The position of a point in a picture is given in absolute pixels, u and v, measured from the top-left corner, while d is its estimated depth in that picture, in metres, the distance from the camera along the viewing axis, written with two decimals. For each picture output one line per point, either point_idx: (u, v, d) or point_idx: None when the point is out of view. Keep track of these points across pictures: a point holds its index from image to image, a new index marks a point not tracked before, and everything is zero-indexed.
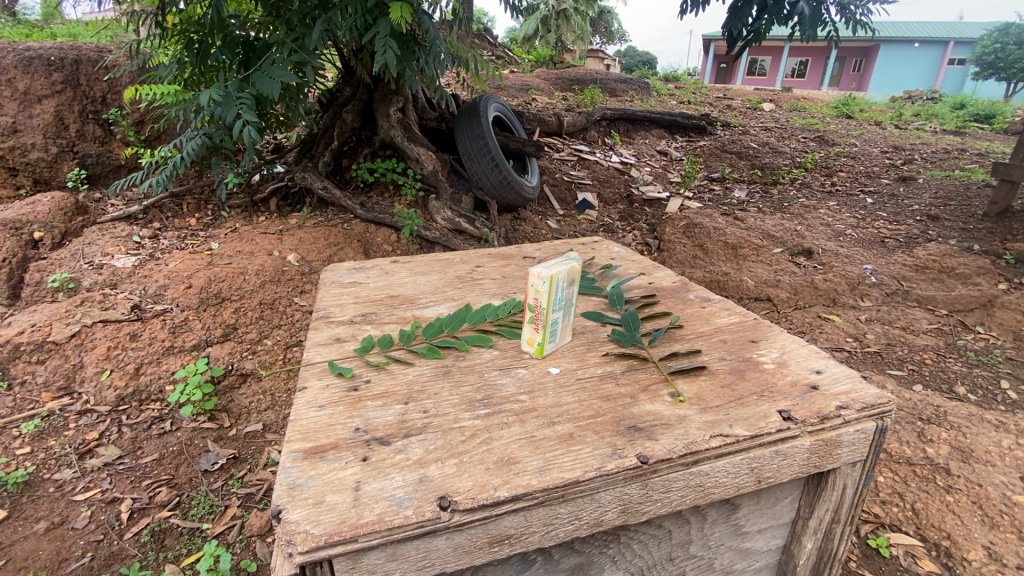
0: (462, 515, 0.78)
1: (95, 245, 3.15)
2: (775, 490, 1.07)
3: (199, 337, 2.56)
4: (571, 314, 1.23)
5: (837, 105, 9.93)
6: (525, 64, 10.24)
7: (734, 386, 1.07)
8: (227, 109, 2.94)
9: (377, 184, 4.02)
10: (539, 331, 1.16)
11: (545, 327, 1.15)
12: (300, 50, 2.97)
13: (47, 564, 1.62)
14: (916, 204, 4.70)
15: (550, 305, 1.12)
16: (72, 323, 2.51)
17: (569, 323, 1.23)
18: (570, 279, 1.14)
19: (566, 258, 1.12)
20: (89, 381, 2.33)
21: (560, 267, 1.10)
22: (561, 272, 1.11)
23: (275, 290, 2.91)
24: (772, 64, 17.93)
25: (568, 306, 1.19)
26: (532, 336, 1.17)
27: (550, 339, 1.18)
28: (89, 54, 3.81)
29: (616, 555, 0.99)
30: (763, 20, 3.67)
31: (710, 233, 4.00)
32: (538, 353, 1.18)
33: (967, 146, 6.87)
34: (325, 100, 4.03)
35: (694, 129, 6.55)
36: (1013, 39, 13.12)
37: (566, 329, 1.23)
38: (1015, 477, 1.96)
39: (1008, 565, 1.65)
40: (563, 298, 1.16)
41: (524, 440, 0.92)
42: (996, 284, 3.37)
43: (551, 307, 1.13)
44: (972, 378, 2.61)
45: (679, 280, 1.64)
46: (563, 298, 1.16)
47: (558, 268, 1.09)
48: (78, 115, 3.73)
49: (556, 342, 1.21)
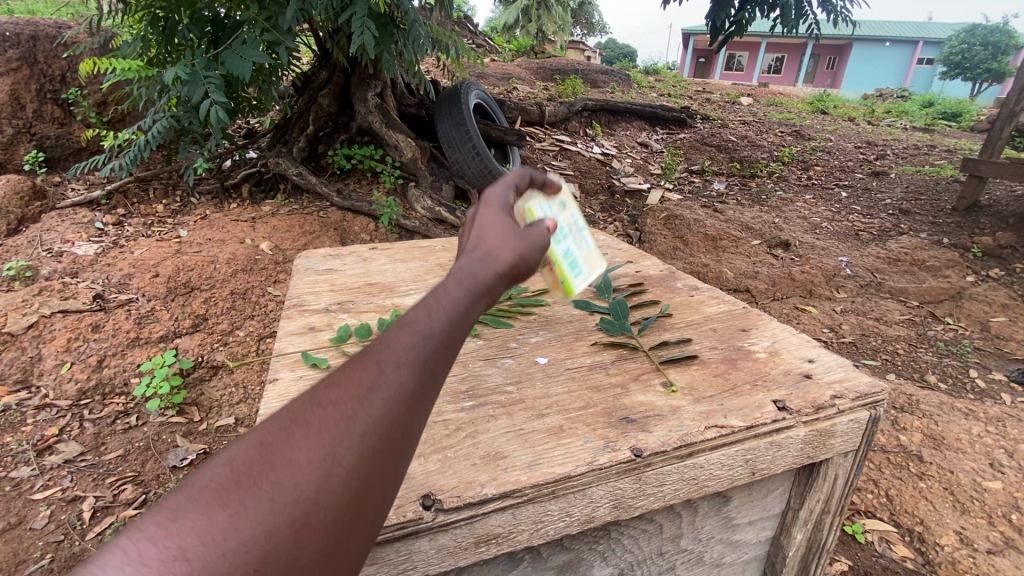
0: (447, 514, 0.73)
1: (54, 232, 2.99)
2: (766, 482, 1.05)
3: (166, 328, 2.44)
4: (586, 239, 1.06)
5: (812, 101, 10.09)
6: (506, 53, 10.11)
7: (726, 375, 1.04)
8: (194, 89, 2.82)
9: (354, 171, 3.89)
10: (555, 267, 0.99)
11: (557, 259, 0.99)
12: (274, 30, 2.84)
13: (2, 566, 1.53)
14: (888, 198, 4.78)
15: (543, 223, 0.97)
16: (29, 313, 2.37)
17: (590, 250, 1.05)
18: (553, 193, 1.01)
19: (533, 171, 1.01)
20: (48, 374, 2.19)
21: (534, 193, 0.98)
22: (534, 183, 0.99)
23: (247, 280, 2.80)
24: (749, 60, 18.13)
25: (572, 227, 1.03)
26: (554, 280, 1.01)
27: (575, 272, 1.00)
28: (47, 30, 3.60)
29: (606, 551, 0.95)
30: (745, 11, 3.64)
31: (691, 224, 4.00)
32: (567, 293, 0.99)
33: (935, 142, 7.05)
34: (300, 84, 3.89)
35: (674, 121, 6.55)
36: (979, 39, 13.54)
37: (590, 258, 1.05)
38: (984, 464, 2.00)
39: (979, 549, 1.68)
40: (559, 215, 1.01)
41: (511, 434, 0.87)
42: (965, 277, 3.46)
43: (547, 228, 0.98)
44: (943, 368, 2.67)
45: (667, 268, 1.61)
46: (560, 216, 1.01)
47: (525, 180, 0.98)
48: (35, 95, 3.52)
49: (588, 275, 1.01)
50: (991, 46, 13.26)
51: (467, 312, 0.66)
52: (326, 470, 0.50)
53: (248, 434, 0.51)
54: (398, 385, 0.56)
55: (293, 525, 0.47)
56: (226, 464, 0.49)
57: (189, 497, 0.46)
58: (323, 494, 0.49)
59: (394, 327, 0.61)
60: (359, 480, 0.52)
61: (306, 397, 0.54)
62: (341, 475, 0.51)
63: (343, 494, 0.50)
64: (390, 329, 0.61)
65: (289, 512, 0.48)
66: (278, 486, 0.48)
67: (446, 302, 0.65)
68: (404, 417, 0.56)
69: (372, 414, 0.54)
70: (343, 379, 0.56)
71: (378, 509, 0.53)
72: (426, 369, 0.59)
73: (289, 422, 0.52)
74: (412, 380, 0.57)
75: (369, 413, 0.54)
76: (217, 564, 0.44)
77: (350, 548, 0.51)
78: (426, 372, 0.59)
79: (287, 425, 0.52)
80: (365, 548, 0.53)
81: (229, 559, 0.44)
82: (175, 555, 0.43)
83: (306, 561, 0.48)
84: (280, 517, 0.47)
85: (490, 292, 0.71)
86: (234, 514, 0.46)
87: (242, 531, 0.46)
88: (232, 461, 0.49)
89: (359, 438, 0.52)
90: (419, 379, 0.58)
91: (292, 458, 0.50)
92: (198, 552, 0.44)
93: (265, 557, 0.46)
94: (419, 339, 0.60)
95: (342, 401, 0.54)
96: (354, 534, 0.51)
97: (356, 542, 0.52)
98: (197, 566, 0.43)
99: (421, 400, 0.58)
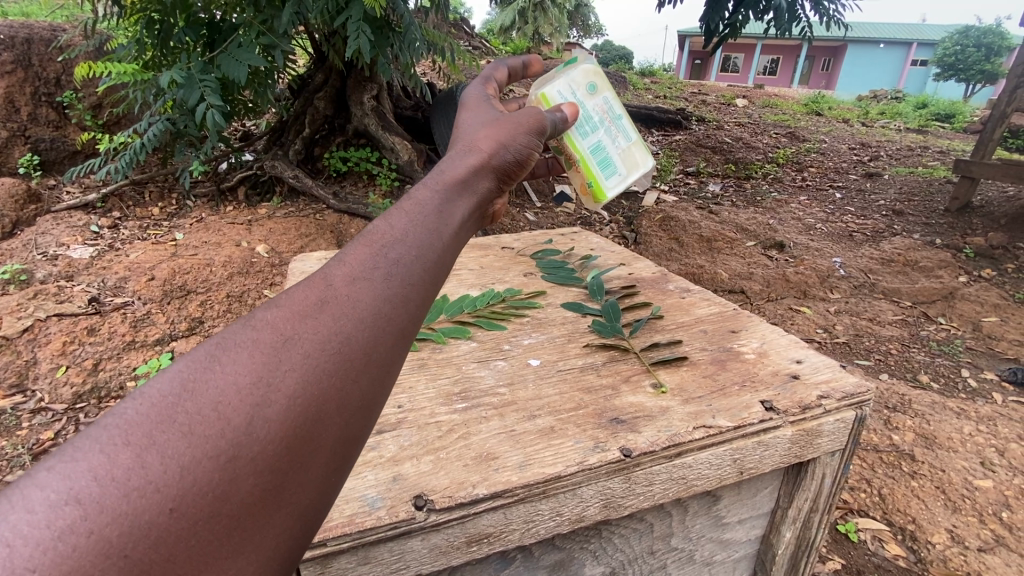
0: (438, 514, 0.74)
1: (50, 236, 3.00)
2: (754, 481, 1.06)
3: (162, 331, 2.45)
4: (623, 131, 1.28)
5: (807, 102, 10.15)
6: (502, 55, 10.14)
7: (715, 376, 1.05)
8: (190, 93, 2.83)
9: (351, 174, 3.90)
10: (586, 170, 1.26)
11: (588, 164, 1.25)
12: (270, 33, 2.85)
13: None
14: (882, 199, 4.81)
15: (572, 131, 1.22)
16: (24, 316, 2.37)
17: (625, 143, 1.28)
18: (584, 91, 1.24)
19: (564, 68, 1.23)
20: (43, 378, 2.18)
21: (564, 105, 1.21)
22: (562, 85, 1.23)
23: (243, 283, 2.80)
24: (745, 62, 18.21)
25: (606, 123, 1.26)
26: (584, 183, 1.28)
27: (606, 172, 1.27)
28: (41, 33, 3.60)
29: (597, 551, 0.96)
30: (739, 14, 3.67)
31: (686, 226, 4.02)
32: (601, 195, 1.27)
33: (929, 143, 7.10)
34: (296, 87, 3.91)
35: (669, 123, 6.58)
36: (972, 41, 13.66)
37: (624, 154, 1.29)
38: (975, 462, 2.03)
39: (969, 547, 1.70)
40: (589, 115, 1.24)
41: (503, 435, 0.88)
42: (957, 277, 3.49)
43: (575, 133, 1.23)
44: (935, 367, 2.69)
45: (659, 270, 1.63)
46: (591, 116, 1.24)
47: (554, 84, 1.23)
48: (30, 98, 3.52)
49: (612, 178, 1.27)
50: (984, 47, 13.39)
51: (437, 219, 0.64)
52: (259, 397, 0.46)
53: (170, 366, 0.47)
54: (347, 303, 0.53)
55: (219, 457, 0.43)
56: (142, 398, 0.44)
57: (95, 433, 0.42)
58: (256, 422, 0.45)
59: (345, 249, 0.58)
60: (300, 408, 0.47)
61: (241, 326, 0.50)
62: (281, 404, 0.46)
63: (283, 426, 0.46)
64: (340, 252, 0.58)
65: (213, 444, 0.43)
66: (198, 416, 0.44)
67: (411, 206, 0.64)
68: (357, 341, 0.52)
69: (314, 335, 0.50)
70: (284, 304, 0.52)
71: (330, 443, 0.48)
72: (379, 287, 0.55)
73: (218, 350, 0.48)
74: (363, 299, 0.54)
75: (311, 335, 0.50)
76: (120, 505, 0.39)
77: (298, 487, 0.46)
78: (380, 291, 0.55)
79: (216, 353, 0.48)
80: (318, 488, 0.48)
81: (136, 499, 0.39)
82: (66, 499, 0.38)
83: (240, 500, 0.43)
84: (201, 449, 0.42)
85: (469, 188, 0.72)
86: (147, 449, 0.41)
87: (157, 467, 0.41)
88: (150, 393, 0.45)
89: (299, 360, 0.49)
90: (370, 297, 0.54)
91: (219, 386, 0.45)
92: (95, 493, 0.39)
93: (182, 496, 0.41)
94: (372, 254, 0.57)
95: (281, 325, 0.50)
96: (300, 472, 0.46)
97: (305, 479, 0.47)
98: (93, 510, 0.38)
99: (375, 318, 0.53)
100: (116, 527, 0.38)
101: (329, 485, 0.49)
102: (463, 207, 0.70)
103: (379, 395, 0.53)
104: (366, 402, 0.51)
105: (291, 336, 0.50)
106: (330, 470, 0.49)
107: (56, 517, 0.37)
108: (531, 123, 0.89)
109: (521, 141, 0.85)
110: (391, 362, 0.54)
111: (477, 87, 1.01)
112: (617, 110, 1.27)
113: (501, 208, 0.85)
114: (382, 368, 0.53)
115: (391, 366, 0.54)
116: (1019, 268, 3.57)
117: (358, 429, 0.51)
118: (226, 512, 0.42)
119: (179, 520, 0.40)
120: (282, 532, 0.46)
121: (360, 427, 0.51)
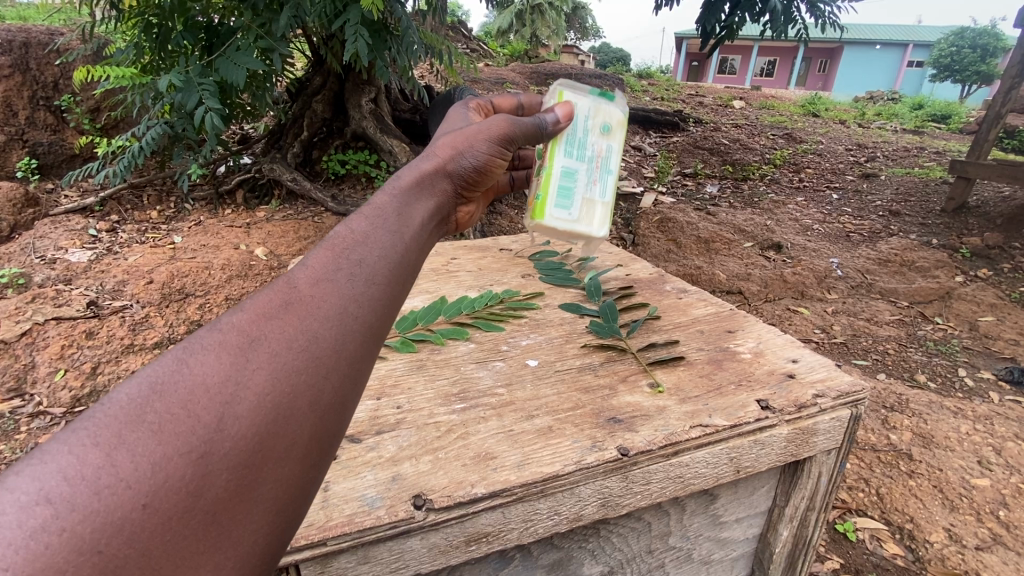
0: (437, 513, 0.75)
1: (48, 239, 3.01)
2: (751, 480, 1.07)
3: (161, 334, 2.44)
4: (602, 186, 1.20)
5: (804, 104, 10.19)
6: (500, 58, 10.18)
7: (712, 375, 1.06)
8: (188, 96, 2.84)
9: (349, 176, 3.91)
10: (546, 183, 1.17)
11: (550, 179, 1.16)
12: (268, 37, 2.86)
13: None
14: (878, 200, 4.83)
15: (560, 140, 1.14)
16: (23, 320, 2.37)
17: (595, 197, 1.20)
18: (598, 124, 1.17)
19: (597, 94, 1.17)
20: (42, 382, 2.16)
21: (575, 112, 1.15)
22: (583, 105, 1.16)
23: (242, 285, 2.81)
24: (742, 64, 18.28)
25: (594, 165, 1.18)
26: (535, 195, 1.18)
27: (559, 201, 1.17)
28: (39, 37, 3.61)
29: (595, 550, 0.97)
30: (736, 16, 3.70)
31: (683, 227, 4.03)
32: (539, 216, 1.17)
33: (925, 144, 7.13)
34: (294, 90, 3.92)
35: (667, 125, 6.60)
36: (968, 42, 13.73)
37: (587, 205, 1.20)
38: (973, 461, 2.03)
39: (968, 546, 1.71)
40: (587, 145, 1.17)
41: (501, 435, 0.89)
42: (954, 277, 3.51)
43: (562, 145, 1.15)
44: (932, 367, 2.71)
45: (656, 271, 1.63)
46: (587, 147, 1.17)
47: (578, 98, 1.16)
48: (28, 102, 3.53)
49: (561, 212, 1.18)
50: (979, 48, 13.45)
51: (402, 222, 0.68)
52: (228, 395, 0.48)
53: (139, 370, 0.48)
54: (312, 301, 0.55)
55: (190, 455, 0.44)
56: (111, 401, 0.46)
57: (65, 438, 0.43)
58: (227, 419, 0.47)
59: (311, 252, 0.61)
60: (270, 404, 0.49)
61: (207, 329, 0.52)
62: (249, 402, 0.48)
63: (253, 422, 0.47)
64: (307, 254, 0.60)
65: (183, 442, 0.44)
66: (167, 415, 0.45)
67: (374, 212, 0.66)
68: (324, 340, 0.54)
69: (281, 335, 0.52)
70: (250, 306, 0.54)
71: (301, 438, 0.50)
72: (345, 286, 0.58)
73: (185, 352, 0.49)
74: (329, 297, 0.56)
75: (278, 334, 0.52)
76: (90, 503, 0.40)
77: (272, 482, 0.48)
78: (346, 290, 0.58)
79: (184, 355, 0.49)
80: (293, 483, 0.49)
81: (107, 497, 0.41)
82: (35, 500, 0.40)
83: (214, 495, 0.44)
84: (172, 447, 0.44)
85: (428, 189, 0.77)
86: (117, 448, 0.43)
87: (127, 465, 0.42)
88: (118, 397, 0.46)
89: (267, 358, 0.51)
90: (336, 296, 0.57)
91: (187, 386, 0.47)
92: (66, 492, 0.40)
93: (154, 492, 0.42)
94: (336, 256, 0.60)
95: (247, 326, 0.52)
96: (272, 467, 0.48)
97: (277, 475, 0.48)
98: (65, 508, 0.40)
99: (342, 315, 0.56)
100: (88, 524, 0.40)
101: (304, 481, 0.51)
102: (425, 208, 0.74)
103: (351, 389, 0.55)
104: (338, 398, 0.53)
105: (257, 335, 0.52)
106: (304, 465, 0.51)
107: (27, 518, 0.39)
108: (500, 128, 0.92)
109: (485, 144, 0.89)
110: (362, 357, 0.56)
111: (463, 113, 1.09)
112: (612, 164, 1.20)
113: (466, 214, 0.90)
114: (353, 364, 0.55)
115: (363, 361, 0.56)
116: (1015, 268, 3.59)
117: (332, 423, 0.53)
118: (200, 508, 0.44)
119: (151, 516, 0.42)
120: (258, 526, 0.47)
121: (334, 421, 0.53)
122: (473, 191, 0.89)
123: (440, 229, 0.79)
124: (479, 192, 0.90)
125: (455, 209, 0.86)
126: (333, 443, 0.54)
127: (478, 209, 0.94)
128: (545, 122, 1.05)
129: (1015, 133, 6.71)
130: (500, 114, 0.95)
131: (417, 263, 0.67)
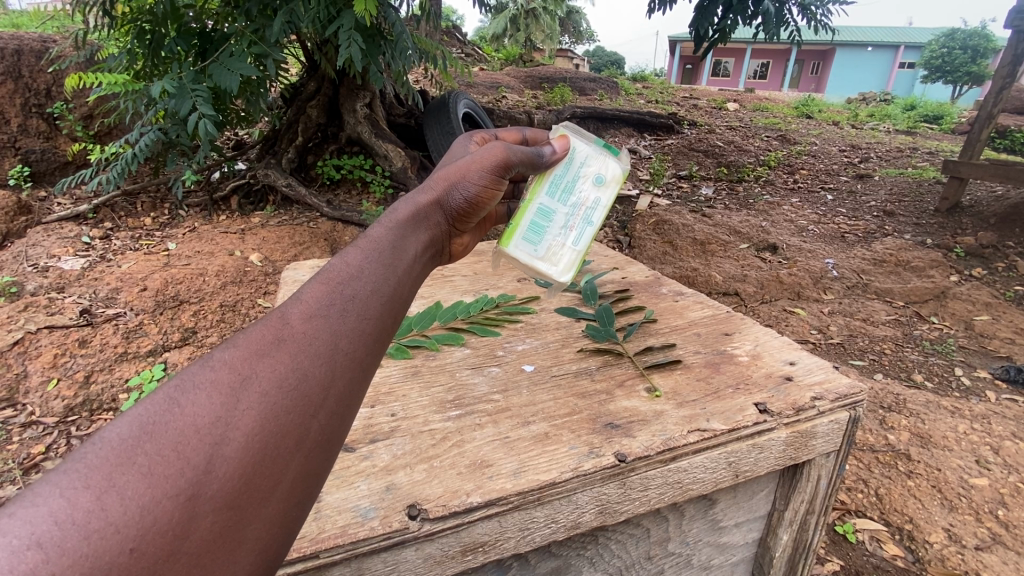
0: (432, 524, 0.73)
1: (41, 247, 2.99)
2: (750, 484, 1.06)
3: (155, 342, 2.41)
4: (578, 234, 1.09)
5: (797, 105, 10.23)
6: (495, 62, 10.25)
7: (709, 379, 1.05)
8: (181, 103, 2.81)
9: (344, 181, 3.91)
10: (519, 213, 1.10)
11: (525, 211, 1.09)
12: (261, 42, 2.85)
13: None
14: (873, 200, 4.84)
15: (545, 178, 1.09)
16: (15, 329, 2.34)
17: (567, 242, 1.09)
18: (592, 173, 1.10)
19: (600, 144, 1.10)
20: (34, 392, 2.11)
21: (569, 149, 1.10)
22: (580, 152, 1.10)
23: (237, 292, 2.78)
24: (735, 66, 18.34)
25: (576, 211, 1.09)
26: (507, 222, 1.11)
27: (527, 235, 1.09)
28: (31, 44, 3.58)
29: (594, 557, 0.96)
30: (728, 19, 3.69)
31: (679, 229, 4.03)
32: (502, 243, 1.10)
33: (919, 145, 7.16)
34: (289, 95, 3.90)
35: (661, 128, 6.64)
36: (958, 43, 13.82)
37: (556, 248, 1.09)
38: (971, 461, 2.02)
39: (967, 546, 1.71)
40: (574, 191, 1.10)
41: (497, 442, 0.88)
42: (948, 276, 3.51)
43: (547, 184, 1.09)
44: (928, 367, 2.70)
45: (653, 274, 1.62)
46: (573, 193, 1.09)
47: (577, 144, 1.10)
48: (20, 110, 3.50)
49: (524, 246, 1.10)
50: (970, 49, 13.51)
51: (393, 256, 0.68)
52: (218, 436, 0.47)
53: (128, 410, 0.47)
54: (304, 338, 0.55)
55: (178, 497, 0.43)
56: (100, 442, 0.44)
57: (57, 478, 0.42)
58: (216, 461, 0.46)
59: (303, 286, 0.60)
60: (257, 445, 0.48)
61: (199, 366, 0.51)
62: (242, 445, 0.47)
63: (246, 461, 0.47)
64: (298, 289, 0.60)
65: (172, 484, 0.43)
66: (158, 455, 0.44)
67: (367, 251, 0.66)
68: (315, 376, 0.53)
69: (272, 373, 0.51)
70: (241, 344, 0.53)
71: (286, 476, 0.49)
72: (336, 323, 0.57)
73: (176, 392, 0.48)
74: (319, 335, 0.56)
75: (268, 374, 0.51)
76: (78, 548, 0.39)
77: (257, 523, 0.47)
78: (336, 326, 0.57)
79: (175, 395, 0.48)
80: (281, 520, 0.49)
81: (97, 541, 0.40)
82: (26, 544, 0.38)
83: (200, 537, 0.43)
84: (161, 489, 0.43)
85: (420, 225, 0.77)
86: (108, 492, 0.42)
87: (117, 508, 0.41)
88: (108, 437, 0.45)
89: (256, 400, 0.50)
90: (326, 333, 0.56)
91: (178, 428, 0.46)
92: (57, 536, 0.39)
93: (143, 536, 0.41)
94: (329, 291, 0.59)
95: (237, 363, 0.51)
96: (259, 506, 0.47)
97: (262, 515, 0.47)
98: (56, 552, 0.38)
99: (332, 352, 0.56)
100: (77, 569, 0.38)
101: (287, 519, 0.50)
102: (416, 242, 0.74)
103: (337, 426, 0.54)
104: (324, 436, 0.53)
105: (249, 374, 0.51)
106: (288, 504, 0.50)
107: (17, 562, 0.37)
108: (495, 158, 0.90)
109: (476, 176, 0.88)
110: (349, 395, 0.56)
111: (466, 139, 1.05)
112: (594, 215, 1.10)
113: (460, 245, 0.90)
114: (340, 402, 0.55)
115: (349, 398, 0.56)
116: (1009, 267, 3.60)
117: (317, 462, 0.52)
118: (187, 550, 0.43)
119: (140, 559, 0.41)
120: (241, 564, 0.46)
121: (319, 460, 0.52)
122: (466, 223, 0.88)
123: (431, 262, 0.79)
124: (472, 223, 0.90)
125: (447, 241, 0.86)
126: (317, 479, 0.53)
127: (472, 240, 0.94)
128: (541, 154, 1.03)
129: (1006, 133, 6.74)
130: (500, 142, 0.94)
131: (406, 299, 0.67)
